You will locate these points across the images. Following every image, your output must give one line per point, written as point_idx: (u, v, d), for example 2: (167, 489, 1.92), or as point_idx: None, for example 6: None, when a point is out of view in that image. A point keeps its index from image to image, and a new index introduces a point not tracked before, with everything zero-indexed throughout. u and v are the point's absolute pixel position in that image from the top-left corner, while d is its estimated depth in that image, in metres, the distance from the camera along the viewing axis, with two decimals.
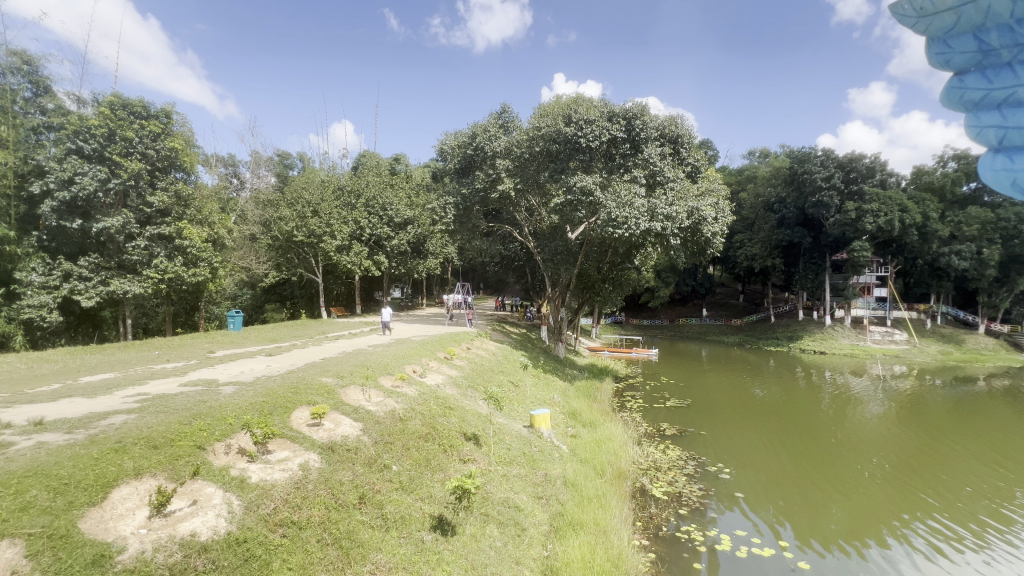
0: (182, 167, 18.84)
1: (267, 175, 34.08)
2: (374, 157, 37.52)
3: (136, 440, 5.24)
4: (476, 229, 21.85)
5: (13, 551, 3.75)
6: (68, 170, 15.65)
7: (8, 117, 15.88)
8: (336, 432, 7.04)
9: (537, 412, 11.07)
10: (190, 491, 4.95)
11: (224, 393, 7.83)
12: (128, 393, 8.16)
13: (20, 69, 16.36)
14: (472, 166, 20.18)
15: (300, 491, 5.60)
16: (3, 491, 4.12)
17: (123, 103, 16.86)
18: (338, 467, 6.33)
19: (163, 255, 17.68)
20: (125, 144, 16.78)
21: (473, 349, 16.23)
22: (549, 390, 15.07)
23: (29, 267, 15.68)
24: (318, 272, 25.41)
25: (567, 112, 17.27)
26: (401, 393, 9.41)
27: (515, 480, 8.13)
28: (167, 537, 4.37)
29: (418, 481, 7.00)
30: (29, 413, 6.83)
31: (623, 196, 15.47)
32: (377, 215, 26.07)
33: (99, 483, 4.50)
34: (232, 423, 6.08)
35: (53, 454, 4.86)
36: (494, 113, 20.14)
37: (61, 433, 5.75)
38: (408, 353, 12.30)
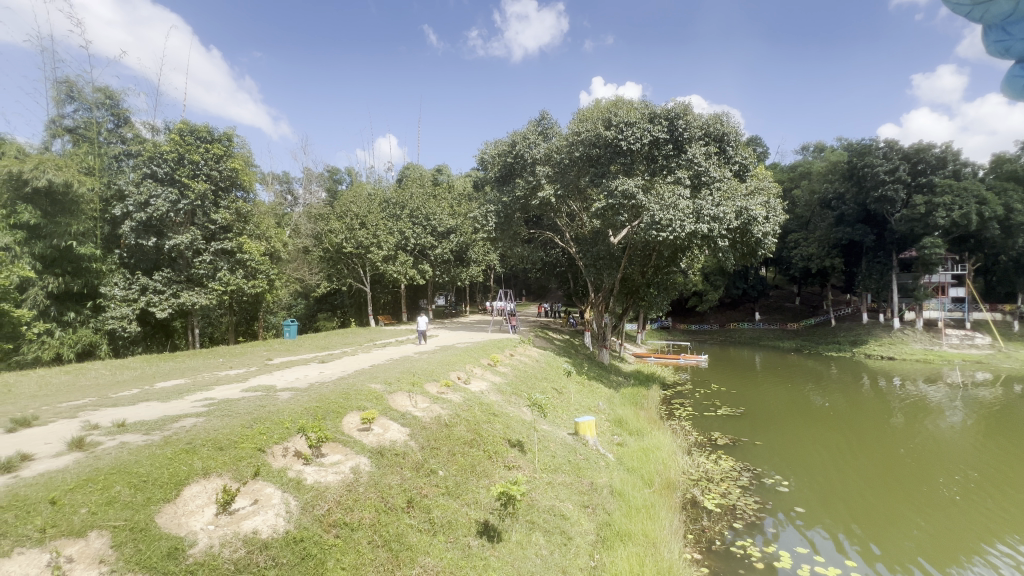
0: (242, 186, 20.17)
1: (318, 191, 35.81)
2: (418, 169, 38.59)
3: (204, 442, 5.62)
4: (518, 236, 22.04)
5: (101, 541, 4.10)
6: (144, 193, 17.11)
7: (94, 148, 17.58)
8: (385, 437, 7.26)
9: (582, 419, 10.95)
10: (252, 491, 5.25)
11: (281, 398, 8.27)
12: (197, 398, 8.77)
13: (104, 104, 18.08)
14: (513, 173, 20.34)
15: (351, 493, 5.81)
16: (91, 486, 4.52)
17: (191, 129, 18.33)
18: (387, 471, 6.51)
19: (226, 268, 18.92)
20: (193, 167, 18.18)
21: (516, 356, 16.28)
22: (594, 397, 14.85)
23: (112, 281, 17.23)
24: (366, 281, 26.32)
25: (606, 116, 17.19)
26: (447, 399, 9.59)
27: (561, 488, 8.05)
28: (231, 533, 4.65)
29: (464, 486, 7.08)
30: (113, 415, 7.50)
31: (666, 198, 15.12)
32: (421, 225, 26.76)
33: (173, 481, 4.86)
34: (289, 427, 6.41)
35: (133, 453, 5.30)
36: (533, 121, 20.30)
37: (141, 434, 6.28)
38: (452, 360, 12.51)
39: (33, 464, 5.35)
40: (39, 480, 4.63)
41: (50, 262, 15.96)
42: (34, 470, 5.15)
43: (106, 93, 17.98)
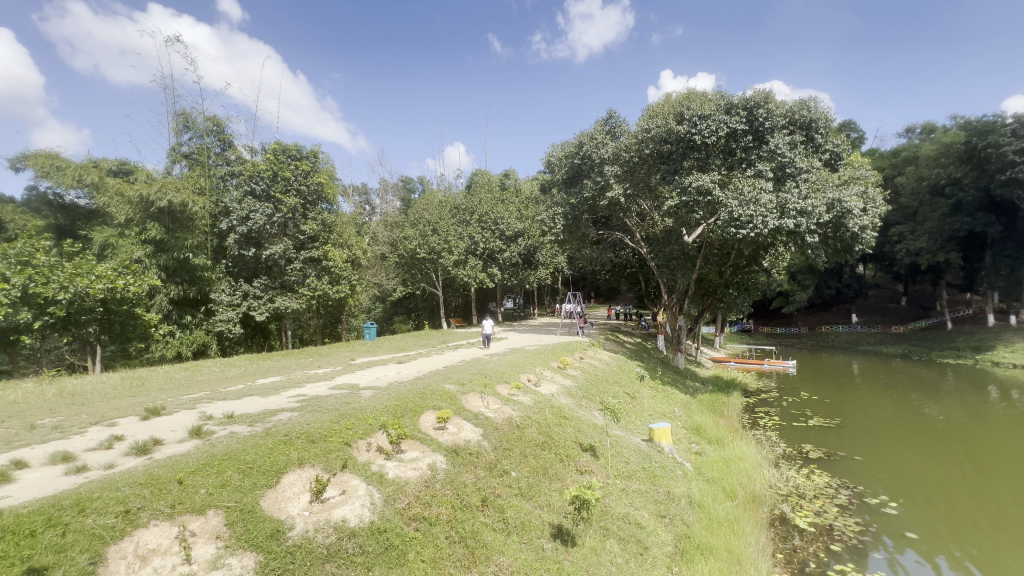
0: (327, 199, 21.83)
1: (393, 200, 37.71)
2: (486, 174, 39.45)
3: (299, 434, 6.12)
4: (586, 238, 21.84)
5: (217, 519, 4.59)
6: (245, 209, 19.01)
7: (205, 170, 19.84)
8: (459, 437, 7.50)
9: (656, 425, 10.59)
10: (340, 482, 5.65)
11: (364, 396, 8.82)
12: (292, 394, 9.60)
13: (213, 131, 20.36)
14: (580, 175, 20.14)
15: (429, 489, 6.06)
16: (209, 469, 5.08)
17: (283, 149, 20.19)
18: (462, 470, 6.71)
19: (314, 275, 20.52)
20: (285, 183, 19.96)
21: (586, 359, 16.07)
22: (669, 403, 14.30)
23: (220, 288, 19.33)
24: (438, 285, 27.31)
25: (678, 110, 16.52)
26: (518, 401, 9.69)
27: (635, 495, 7.82)
28: (324, 520, 5.03)
29: (537, 489, 7.10)
30: (224, 408, 8.42)
31: (746, 193, 14.25)
32: (490, 230, 27.32)
33: (274, 469, 5.35)
34: (372, 423, 6.81)
35: (241, 442, 5.90)
36: (600, 120, 19.97)
37: (246, 425, 7.00)
38: (523, 362, 12.64)
39: (163, 448, 6.14)
40: (168, 463, 5.28)
41: (172, 272, 18.28)
42: (164, 454, 5.91)
43: (214, 121, 20.25)
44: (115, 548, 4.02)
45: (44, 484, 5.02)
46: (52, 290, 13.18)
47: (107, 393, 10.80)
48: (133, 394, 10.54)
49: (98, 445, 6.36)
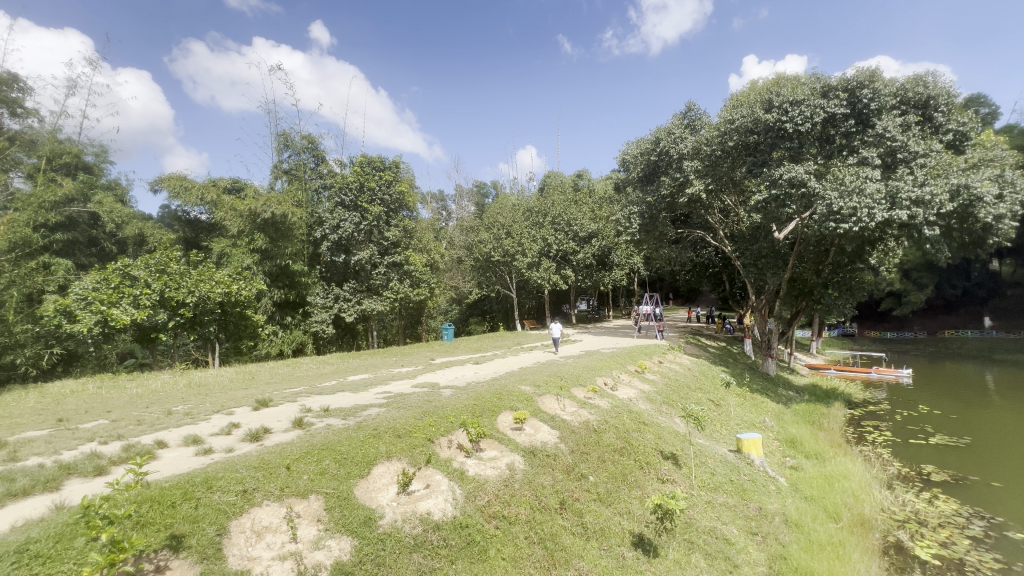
0: (408, 207, 23.04)
1: (468, 205, 38.84)
2: (558, 176, 39.35)
3: (387, 429, 6.52)
4: (664, 237, 21.03)
5: (317, 504, 5.01)
6: (336, 219, 20.61)
7: (302, 184, 21.77)
8: (536, 438, 7.58)
9: (745, 436, 9.92)
10: (424, 476, 5.93)
11: (444, 394, 9.19)
12: (379, 390, 10.26)
13: (309, 148, 22.00)
14: (657, 172, 19.43)
15: (508, 488, 6.17)
16: (310, 457, 5.56)
17: (369, 161, 21.62)
18: (540, 471, 6.77)
19: (396, 279, 21.72)
20: (371, 193, 21.35)
21: (666, 363, 15.43)
22: (758, 412, 13.32)
23: (315, 292, 21.13)
24: (513, 287, 27.69)
25: (766, 97, 15.39)
26: (594, 405, 9.56)
27: (722, 509, 7.37)
28: (410, 512, 5.31)
29: (617, 495, 6.96)
30: (321, 401, 9.21)
31: (848, 183, 12.92)
32: (564, 231, 27.21)
33: (366, 460, 5.74)
34: (452, 421, 7.08)
35: (336, 434, 6.41)
36: (678, 114, 19.12)
37: (340, 418, 7.59)
38: (599, 365, 12.42)
39: (272, 436, 6.84)
40: (277, 450, 5.86)
41: (275, 277, 20.32)
42: (272, 441, 6.58)
43: (309, 138, 21.93)
44: (236, 522, 4.51)
45: (180, 463, 5.79)
46: (182, 294, 15.18)
47: (225, 385, 12.23)
48: (245, 386, 11.85)
49: (220, 430, 7.23)
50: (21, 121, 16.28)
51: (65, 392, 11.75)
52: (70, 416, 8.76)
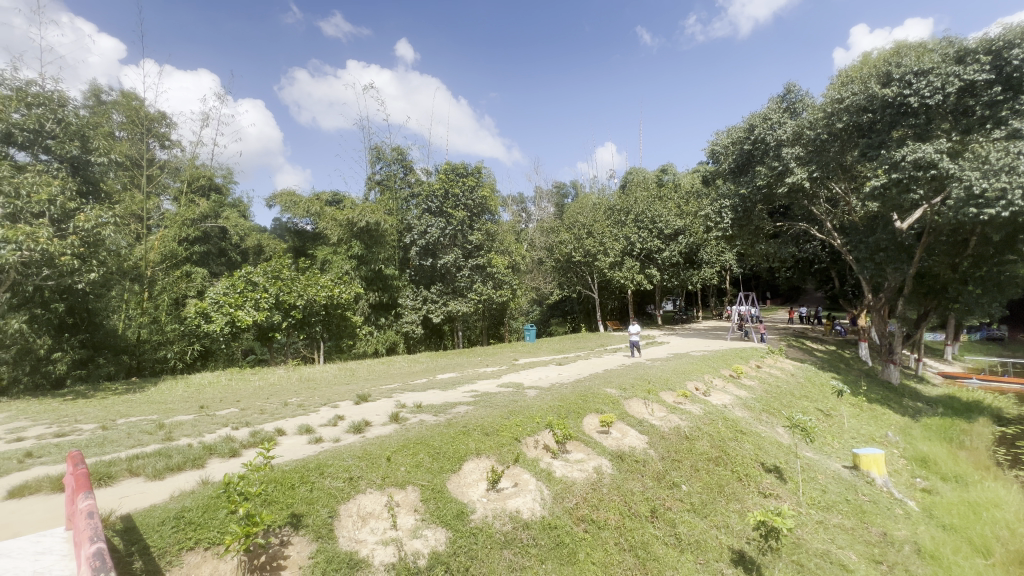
0: (490, 210, 23.63)
1: (548, 205, 38.80)
2: (641, 172, 37.97)
3: (476, 427, 6.74)
4: (760, 231, 19.47)
5: (414, 494, 5.30)
6: (424, 225, 21.74)
7: (393, 193, 23.23)
8: (623, 442, 7.42)
9: (864, 451, 8.87)
10: (513, 474, 6.06)
11: (529, 395, 9.30)
12: (466, 389, 10.65)
13: (398, 159, 23.40)
14: (752, 161, 18.09)
15: (596, 492, 6.10)
16: (407, 450, 5.92)
17: (453, 168, 22.51)
18: (629, 476, 6.63)
19: (480, 281, 22.38)
20: (455, 199, 22.21)
21: (765, 368, 14.27)
22: (879, 425, 11.81)
23: (406, 295, 22.44)
24: (594, 288, 27.28)
25: (883, 70, 13.63)
26: (685, 410, 9.12)
27: (837, 532, 6.65)
28: (500, 509, 5.44)
29: (712, 507, 6.56)
30: (414, 398, 9.76)
31: (993, 160, 11.02)
32: (647, 229, 26.26)
33: (457, 456, 5.98)
34: (538, 422, 7.15)
35: (429, 429, 6.75)
36: (776, 97, 17.65)
37: (431, 414, 8.00)
38: (689, 369, 11.81)
39: (372, 429, 7.39)
40: (377, 442, 6.32)
41: (370, 281, 21.95)
42: (373, 434, 7.10)
43: (398, 150, 23.29)
44: (344, 507, 4.91)
45: (297, 449, 6.47)
46: (294, 297, 16.95)
47: (330, 380, 13.42)
48: (347, 382, 12.91)
49: (328, 421, 7.97)
50: (168, 152, 19.16)
51: (204, 382, 13.67)
52: (209, 404, 10.16)
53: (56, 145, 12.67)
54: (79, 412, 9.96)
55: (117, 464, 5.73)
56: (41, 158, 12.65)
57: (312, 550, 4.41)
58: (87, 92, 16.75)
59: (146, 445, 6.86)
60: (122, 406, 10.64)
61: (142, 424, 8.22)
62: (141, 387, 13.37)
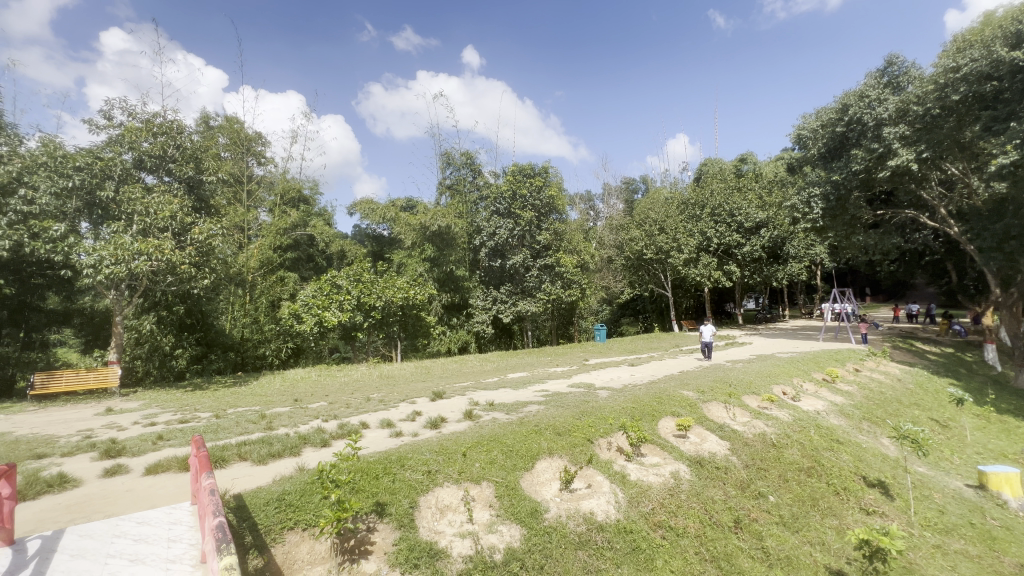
0: (557, 210, 23.52)
1: (617, 202, 37.76)
2: (717, 163, 35.89)
3: (548, 426, 6.77)
4: (857, 221, 17.66)
5: (489, 491, 5.42)
6: (493, 227, 22.16)
7: (463, 197, 23.89)
8: (703, 448, 7.08)
9: (992, 469, 7.74)
10: (586, 475, 6.01)
11: (601, 396, 9.17)
12: (536, 388, 10.72)
13: (467, 163, 24.03)
14: (846, 144, 16.47)
15: (673, 498, 5.88)
16: (481, 447, 6.08)
17: (520, 169, 22.72)
18: (709, 484, 6.32)
19: (549, 281, 22.36)
20: (523, 200, 22.36)
21: (865, 372, 12.91)
22: (1012, 440, 10.22)
23: (476, 295, 23.00)
24: (667, 286, 26.25)
25: (1011, 29, 11.80)
26: (771, 416, 8.50)
27: (959, 558, 5.86)
28: (574, 509, 5.42)
29: (804, 521, 6.05)
30: (486, 396, 10.01)
31: None
32: (725, 223, 24.80)
33: (530, 455, 6.04)
34: (611, 423, 7.03)
35: (502, 427, 6.89)
36: (874, 72, 15.91)
37: (503, 412, 8.18)
38: (775, 372, 11.00)
39: (448, 425, 7.68)
40: (453, 437, 6.56)
41: (443, 283, 22.80)
42: (449, 429, 7.38)
43: (467, 154, 23.91)
44: (423, 498, 5.14)
45: (380, 442, 6.90)
46: (374, 299, 18.01)
47: (407, 377, 14.11)
48: (423, 380, 13.48)
49: (406, 417, 8.39)
50: (264, 168, 21.15)
51: (298, 378, 14.96)
52: (302, 398, 11.08)
53: (176, 167, 14.51)
54: (197, 402, 11.29)
55: (229, 449, 6.45)
56: (164, 180, 14.53)
57: (395, 538, 4.65)
58: (198, 119, 18.99)
59: (251, 433, 7.64)
60: (231, 397, 11.93)
61: (247, 414, 9.17)
62: (245, 380, 14.90)
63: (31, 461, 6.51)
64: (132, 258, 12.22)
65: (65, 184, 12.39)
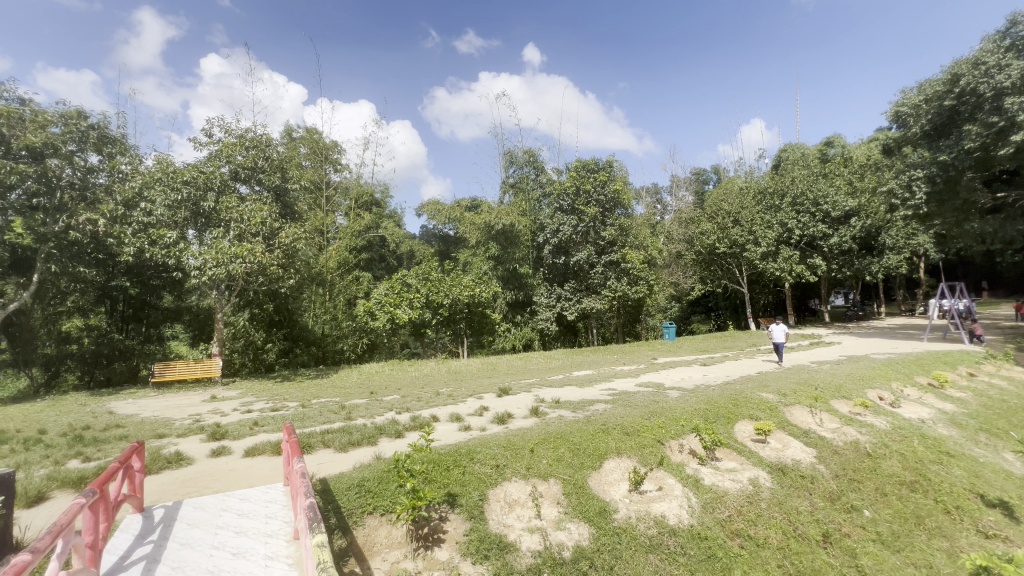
0: (623, 204, 22.92)
1: (686, 194, 36.12)
2: (799, 148, 33.20)
3: (615, 426, 6.66)
4: (971, 205, 15.58)
5: (556, 488, 5.42)
6: (556, 223, 22.07)
7: (526, 195, 23.99)
8: (785, 454, 6.63)
9: None
10: (656, 478, 5.84)
11: (671, 396, 8.85)
12: (603, 386, 10.56)
13: (530, 161, 24.10)
14: (957, 119, 14.59)
15: (753, 507, 5.55)
16: (548, 443, 6.12)
17: (584, 164, 22.42)
18: (792, 493, 5.90)
19: (614, 277, 21.89)
20: (587, 195, 22.03)
21: (981, 377, 11.39)
22: None
23: (540, 292, 23.00)
24: (743, 281, 24.73)
25: None
26: (865, 423, 7.76)
27: None
28: (644, 511, 5.29)
29: (907, 540, 5.43)
30: (552, 393, 10.02)
31: None
32: (809, 212, 22.91)
33: (597, 454, 5.97)
34: (683, 425, 6.78)
35: (569, 425, 6.87)
36: (993, 35, 13.96)
37: (570, 410, 8.15)
38: (870, 374, 10.02)
39: (514, 420, 7.80)
40: (520, 433, 6.64)
41: (507, 280, 23.12)
42: (515, 425, 7.47)
43: (530, 152, 23.98)
44: (492, 492, 5.25)
45: (450, 435, 7.15)
46: (442, 296, 18.64)
47: (474, 373, 14.44)
48: (489, 376, 13.73)
49: (475, 412, 8.60)
50: (340, 174, 22.53)
51: (373, 372, 15.81)
52: (377, 390, 11.72)
53: (265, 177, 15.86)
54: (286, 393, 12.30)
55: (314, 436, 6.98)
56: (255, 189, 15.93)
57: (467, 528, 4.79)
58: (283, 132, 20.64)
59: (333, 422, 8.21)
60: (315, 389, 12.88)
61: (330, 405, 9.87)
62: (326, 374, 15.99)
63: (154, 439, 7.47)
64: (230, 261, 13.54)
65: (175, 197, 14.00)
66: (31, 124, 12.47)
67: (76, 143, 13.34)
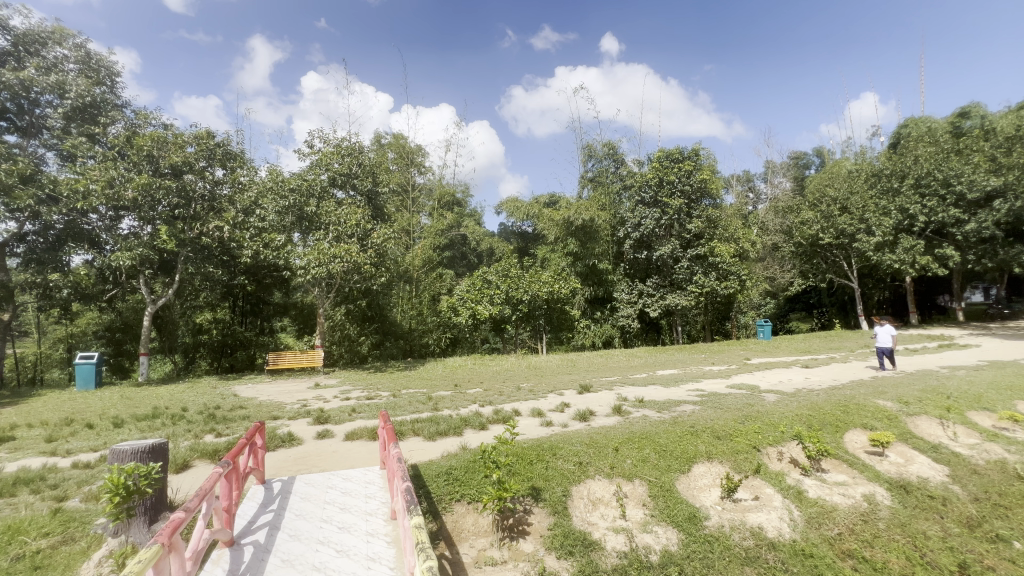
0: (710, 194, 21.59)
1: (783, 180, 33.10)
2: (925, 122, 28.96)
3: (704, 429, 6.34)
4: None
5: (642, 489, 5.27)
6: (637, 217, 21.35)
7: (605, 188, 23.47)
8: (907, 470, 5.88)
9: None
10: (752, 486, 5.46)
11: (768, 399, 8.20)
12: (689, 387, 10.06)
13: (610, 153, 23.51)
14: None
15: (867, 525, 4.98)
16: (633, 443, 5.98)
17: (667, 154, 21.41)
18: (919, 515, 5.21)
19: (701, 272, 20.76)
20: (670, 186, 21.05)
21: None
22: None
23: (621, 288, 22.39)
24: (853, 275, 22.18)
25: None
26: (1014, 440, 6.62)
27: None
28: (739, 520, 4.97)
29: None
30: (636, 392, 9.72)
31: None
32: (937, 195, 19.93)
33: (686, 457, 5.70)
34: (783, 431, 6.27)
35: (654, 425, 6.65)
36: None
37: (654, 410, 7.87)
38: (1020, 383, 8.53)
39: (596, 419, 7.67)
40: (603, 432, 6.54)
41: (586, 276, 22.84)
42: (597, 423, 7.37)
43: (610, 145, 23.38)
44: (576, 488, 5.23)
45: (532, 429, 7.23)
46: (521, 293, 18.87)
47: (554, 369, 14.45)
48: (570, 372, 13.65)
49: (556, 408, 8.62)
50: (425, 177, 23.59)
51: (455, 365, 16.41)
52: (462, 383, 12.15)
53: (358, 182, 17.09)
54: (379, 383, 13.21)
55: (405, 425, 7.43)
56: (350, 194, 17.18)
57: (550, 523, 4.81)
58: (373, 139, 22.07)
59: (421, 412, 8.66)
60: (404, 380, 13.68)
61: (418, 396, 10.42)
62: (413, 366, 16.91)
63: (270, 421, 8.39)
64: (330, 261, 14.80)
65: (284, 203, 15.57)
66: (172, 145, 14.48)
67: (207, 159, 15.34)
